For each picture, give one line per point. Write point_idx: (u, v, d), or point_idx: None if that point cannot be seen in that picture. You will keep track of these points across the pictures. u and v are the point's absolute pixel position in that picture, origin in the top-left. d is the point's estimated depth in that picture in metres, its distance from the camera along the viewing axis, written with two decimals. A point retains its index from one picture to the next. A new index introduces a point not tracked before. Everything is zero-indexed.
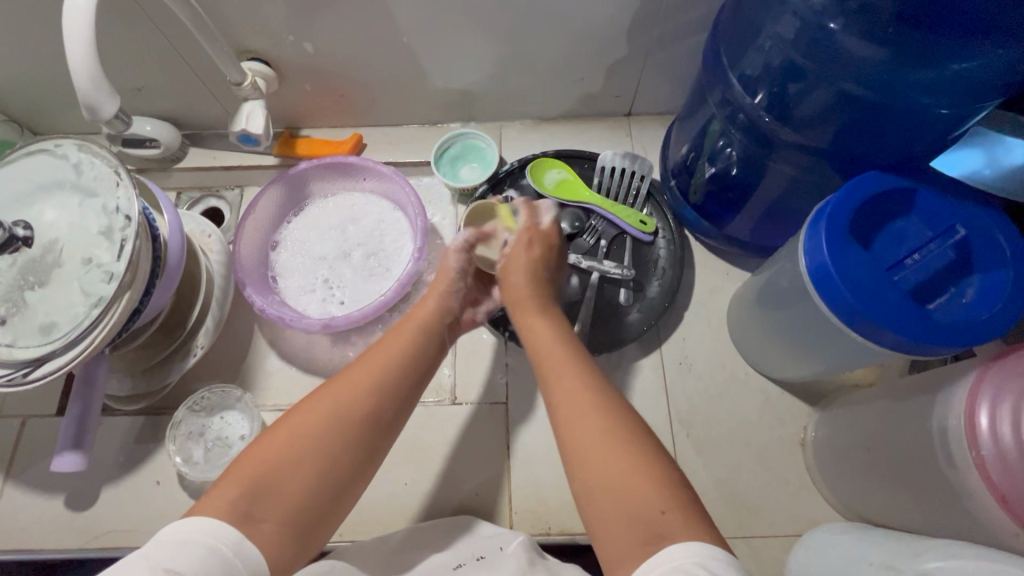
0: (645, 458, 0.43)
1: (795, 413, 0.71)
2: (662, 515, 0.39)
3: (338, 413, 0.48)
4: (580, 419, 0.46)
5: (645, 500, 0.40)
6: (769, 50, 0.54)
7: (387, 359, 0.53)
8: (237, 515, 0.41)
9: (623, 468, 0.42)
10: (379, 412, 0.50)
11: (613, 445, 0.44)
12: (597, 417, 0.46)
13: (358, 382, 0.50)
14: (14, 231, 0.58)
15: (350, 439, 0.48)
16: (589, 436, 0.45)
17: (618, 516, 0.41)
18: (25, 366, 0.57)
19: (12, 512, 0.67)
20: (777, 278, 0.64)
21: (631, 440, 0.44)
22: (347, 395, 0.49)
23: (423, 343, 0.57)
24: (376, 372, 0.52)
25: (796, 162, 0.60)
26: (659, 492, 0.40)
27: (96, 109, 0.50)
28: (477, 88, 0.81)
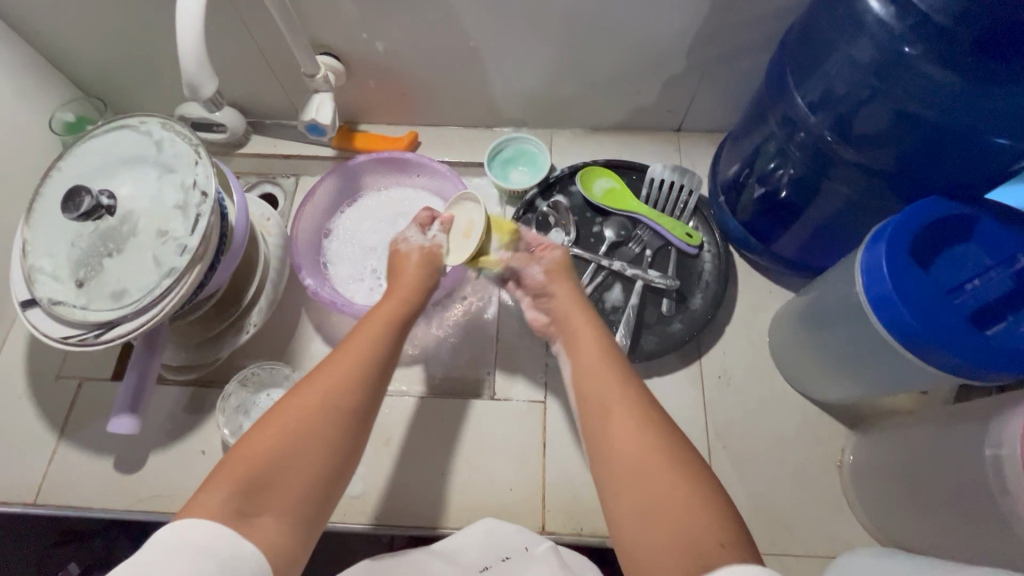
0: (685, 476, 0.44)
1: (832, 434, 0.71)
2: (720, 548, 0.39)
3: (315, 406, 0.48)
4: (620, 438, 0.48)
5: (703, 527, 0.40)
6: (834, 75, 0.56)
7: (357, 352, 0.53)
8: (229, 515, 0.42)
9: (670, 493, 0.43)
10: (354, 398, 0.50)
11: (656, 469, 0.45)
12: (640, 437, 0.47)
13: (332, 376, 0.51)
14: (100, 199, 0.61)
15: (332, 430, 0.48)
16: (644, 463, 0.45)
17: (669, 542, 0.41)
18: (97, 327, 0.60)
19: (64, 469, 0.70)
20: (824, 299, 0.64)
21: (688, 466, 0.45)
22: (322, 388, 0.50)
23: (388, 336, 0.56)
24: (349, 366, 0.52)
25: (854, 182, 0.61)
26: (713, 521, 0.41)
27: (197, 87, 0.52)
28: (534, 94, 0.84)
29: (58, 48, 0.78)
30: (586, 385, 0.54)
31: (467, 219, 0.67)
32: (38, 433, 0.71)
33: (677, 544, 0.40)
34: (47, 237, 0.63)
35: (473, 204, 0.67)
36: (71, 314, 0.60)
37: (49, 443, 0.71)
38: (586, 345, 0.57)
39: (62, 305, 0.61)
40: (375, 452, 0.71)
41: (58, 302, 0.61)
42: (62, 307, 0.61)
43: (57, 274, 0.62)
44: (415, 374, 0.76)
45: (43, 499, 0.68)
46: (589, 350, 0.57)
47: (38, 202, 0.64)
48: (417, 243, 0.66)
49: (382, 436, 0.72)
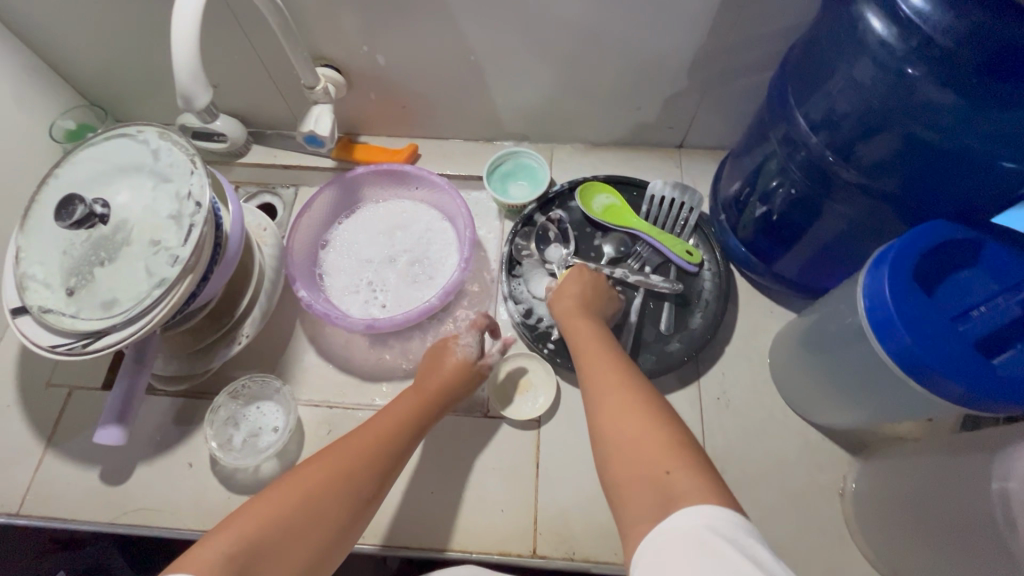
0: (644, 423, 0.47)
1: (834, 460, 0.69)
2: (668, 474, 0.42)
3: (331, 477, 0.50)
4: (603, 402, 0.51)
5: (655, 461, 0.44)
6: (837, 94, 0.55)
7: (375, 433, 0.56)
8: (229, 574, 0.41)
9: (630, 438, 0.46)
10: (366, 482, 0.52)
11: (623, 414, 0.49)
12: (613, 395, 0.51)
13: (350, 452, 0.53)
14: (93, 208, 0.61)
15: (340, 503, 0.49)
16: (614, 414, 0.49)
17: (633, 481, 0.44)
18: (85, 337, 0.59)
19: (49, 479, 0.68)
20: (827, 319, 0.63)
21: (656, 419, 0.48)
22: (343, 463, 0.52)
23: (410, 426, 0.59)
24: (367, 447, 0.54)
25: (857, 204, 0.59)
26: (667, 454, 0.44)
27: (191, 99, 0.50)
28: (534, 109, 0.83)
29: (61, 56, 0.79)
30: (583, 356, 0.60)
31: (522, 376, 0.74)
32: (25, 442, 0.70)
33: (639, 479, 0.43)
34: (40, 244, 0.63)
35: (531, 362, 0.74)
36: (60, 323, 0.60)
37: (36, 452, 0.70)
38: (580, 328, 0.64)
39: (51, 313, 0.60)
40: None
41: (49, 311, 0.60)
42: (52, 316, 0.60)
43: (49, 282, 0.61)
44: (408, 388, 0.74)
45: (26, 508, 0.67)
46: (581, 333, 0.63)
47: (33, 208, 0.64)
48: (469, 351, 0.69)
49: None
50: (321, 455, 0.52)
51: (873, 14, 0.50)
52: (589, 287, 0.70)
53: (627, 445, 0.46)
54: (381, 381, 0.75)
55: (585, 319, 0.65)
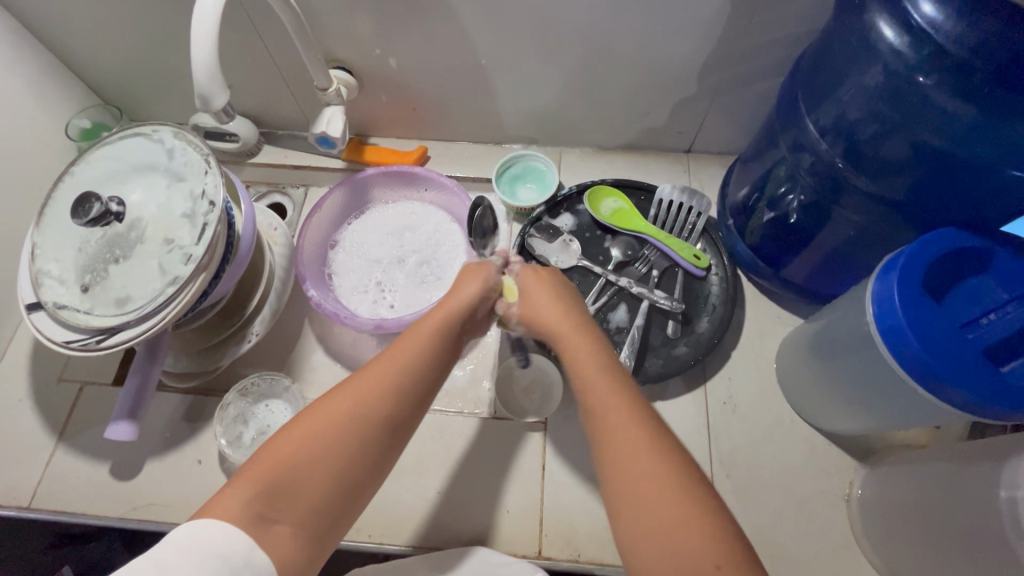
0: (686, 491, 0.43)
1: (840, 466, 0.69)
2: (717, 570, 0.39)
3: (353, 419, 0.46)
4: (626, 461, 0.45)
5: (693, 549, 0.40)
6: (848, 101, 0.55)
7: (399, 362, 0.50)
8: (252, 521, 0.42)
9: (667, 511, 0.42)
10: (396, 410, 0.48)
11: (658, 488, 0.43)
12: (641, 454, 0.45)
13: (373, 386, 0.48)
14: (109, 206, 0.61)
15: (368, 439, 0.47)
16: (644, 480, 0.44)
17: (668, 563, 0.41)
18: (98, 333, 0.60)
19: (60, 474, 0.69)
20: (834, 326, 0.63)
21: (696, 493, 0.43)
22: (367, 398, 0.48)
23: (440, 350, 0.52)
24: (390, 380, 0.49)
25: (866, 211, 0.60)
26: (709, 547, 0.40)
27: (209, 100, 0.50)
28: (543, 112, 0.84)
29: (78, 56, 0.80)
30: (582, 377, 0.51)
31: (527, 377, 0.75)
32: (36, 436, 0.71)
33: (672, 564, 0.41)
34: (56, 241, 0.63)
35: (533, 364, 0.76)
36: (74, 319, 0.60)
37: (47, 447, 0.70)
38: (583, 358, 0.52)
39: (66, 309, 0.61)
40: None
41: (63, 307, 0.61)
42: (66, 312, 0.61)
43: (63, 278, 0.62)
44: None
45: (37, 502, 0.68)
46: (587, 350, 0.53)
47: (49, 205, 0.65)
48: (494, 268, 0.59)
49: None
50: (344, 385, 0.48)
51: (883, 20, 0.50)
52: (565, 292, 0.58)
53: (659, 522, 0.42)
54: None
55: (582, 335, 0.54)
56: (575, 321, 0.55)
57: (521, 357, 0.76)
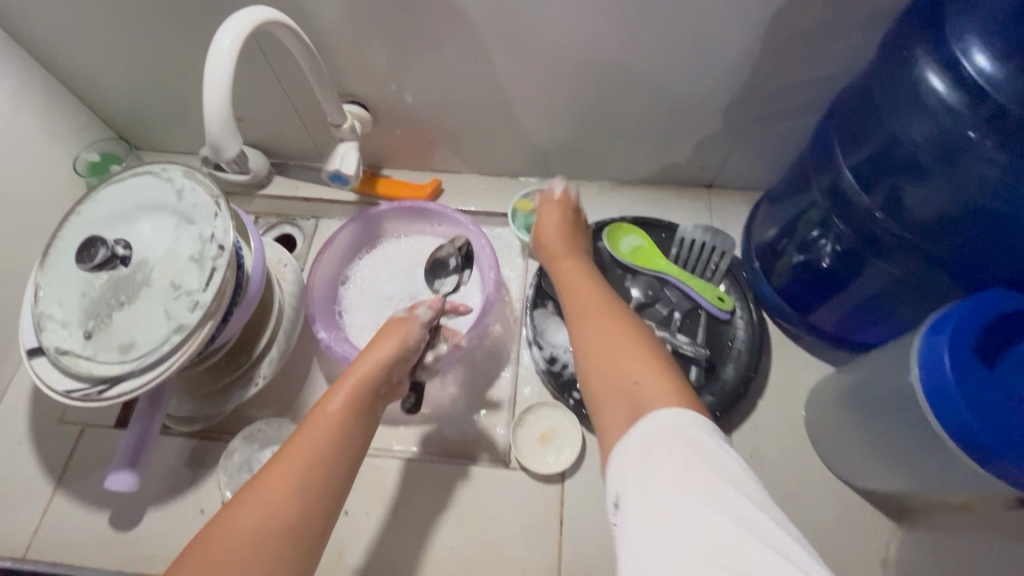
0: (637, 340, 0.48)
1: (875, 526, 0.65)
2: (638, 384, 0.44)
3: (259, 528, 0.42)
4: (587, 321, 0.53)
5: (639, 374, 0.45)
6: (888, 150, 0.53)
7: (311, 445, 0.48)
8: None
9: (623, 354, 0.47)
10: (315, 497, 0.45)
11: (618, 337, 0.49)
12: (608, 324, 0.51)
13: (281, 484, 0.45)
14: (115, 249, 0.59)
15: (288, 534, 0.43)
16: (605, 334, 0.50)
17: (616, 399, 0.44)
18: (102, 383, 0.57)
19: (57, 522, 0.67)
20: (873, 381, 0.60)
21: (650, 348, 0.48)
22: (281, 487, 0.44)
23: (353, 425, 0.52)
24: (293, 478, 0.45)
25: (903, 263, 0.57)
26: (645, 368, 0.45)
27: (220, 148, 0.48)
28: (560, 146, 0.82)
29: (89, 87, 0.79)
30: (570, 288, 0.59)
31: (544, 424, 0.72)
32: (34, 481, 0.68)
33: (617, 392, 0.45)
34: (60, 282, 0.61)
35: (551, 411, 0.72)
36: (77, 367, 0.58)
37: (45, 493, 0.68)
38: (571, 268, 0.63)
39: (68, 355, 0.59)
40: (382, 519, 0.68)
41: (65, 353, 0.59)
42: (68, 358, 0.59)
43: (66, 322, 0.60)
44: (427, 435, 0.72)
45: (33, 553, 0.65)
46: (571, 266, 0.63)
47: (54, 245, 0.63)
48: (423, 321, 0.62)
49: (390, 502, 0.69)
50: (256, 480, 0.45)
51: (933, 69, 0.47)
52: (569, 222, 0.71)
53: (610, 359, 0.47)
54: (400, 425, 0.73)
55: (571, 258, 0.66)
56: (573, 250, 0.67)
57: (537, 403, 0.72)
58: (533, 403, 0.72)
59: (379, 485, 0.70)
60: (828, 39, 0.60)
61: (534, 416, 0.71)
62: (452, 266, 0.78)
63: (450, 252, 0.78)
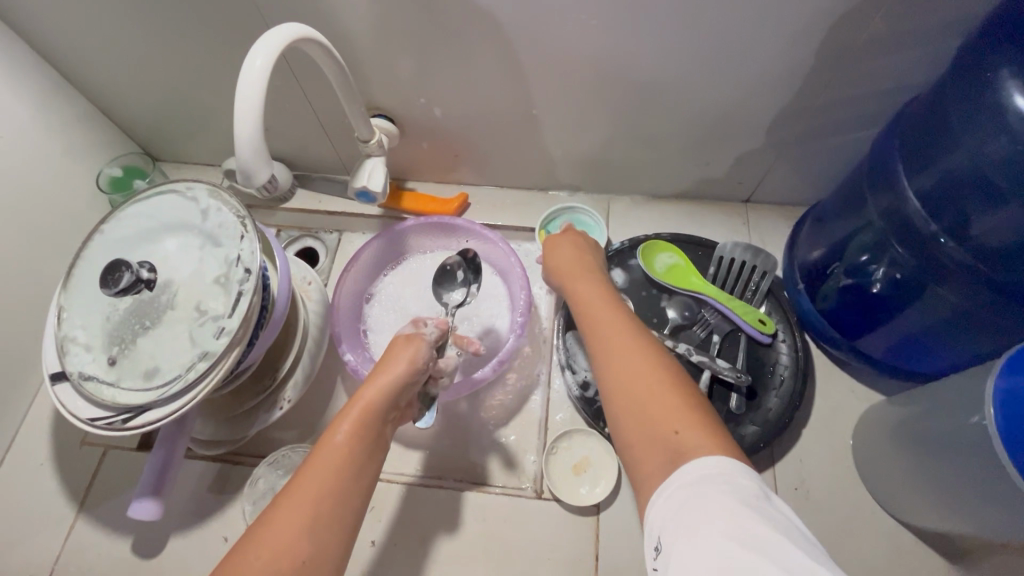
0: (667, 381, 0.45)
1: (930, 569, 0.61)
2: (677, 435, 0.40)
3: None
4: (613, 351, 0.49)
5: (668, 420, 0.42)
6: (957, 174, 0.49)
7: (321, 483, 0.45)
8: None
9: (651, 397, 0.44)
10: (330, 529, 0.44)
11: (643, 374, 0.46)
12: (632, 357, 0.47)
13: (289, 530, 0.42)
14: (139, 273, 0.57)
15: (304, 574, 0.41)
16: (631, 371, 0.46)
17: (649, 445, 0.41)
18: (126, 411, 0.56)
19: (80, 547, 0.65)
20: (931, 417, 0.56)
21: (677, 386, 0.44)
22: (293, 526, 0.42)
23: (363, 457, 0.49)
24: (305, 517, 0.43)
25: (969, 293, 0.53)
26: (682, 416, 0.42)
27: (252, 176, 0.46)
28: (592, 160, 0.79)
29: (112, 100, 0.77)
30: (588, 317, 0.55)
31: (578, 452, 0.69)
32: (57, 505, 0.67)
33: (649, 436, 0.42)
34: (83, 304, 0.60)
35: (584, 440, 0.69)
36: (100, 394, 0.56)
37: (68, 517, 0.67)
38: (587, 290, 0.59)
39: (91, 381, 0.57)
40: (409, 550, 0.65)
41: (88, 379, 0.57)
42: (91, 384, 0.57)
43: (90, 345, 0.58)
44: (455, 461, 0.70)
45: None
46: (588, 292, 0.58)
47: (77, 264, 0.62)
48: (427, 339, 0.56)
49: (417, 532, 0.67)
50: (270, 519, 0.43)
51: (1016, 87, 0.43)
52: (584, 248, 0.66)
53: (644, 401, 0.44)
54: (427, 450, 0.71)
55: (588, 275, 0.61)
56: (591, 271, 0.62)
57: (571, 430, 0.69)
58: (567, 431, 0.69)
59: (405, 514, 0.67)
60: (888, 53, 0.56)
61: (567, 444, 0.69)
62: (460, 278, 0.71)
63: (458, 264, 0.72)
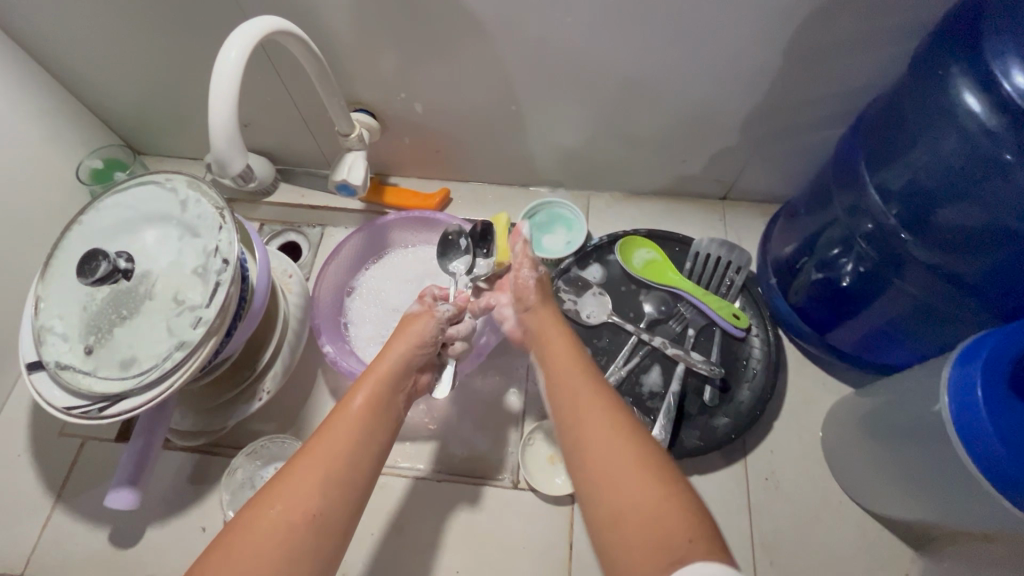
0: (656, 478, 0.41)
1: (894, 556, 0.63)
2: (688, 542, 0.36)
3: (283, 529, 0.41)
4: (591, 439, 0.45)
5: (671, 523, 0.38)
6: (919, 168, 0.51)
7: (334, 447, 0.46)
8: None
9: (644, 493, 0.40)
10: (348, 483, 0.45)
11: (632, 467, 0.42)
12: (619, 442, 0.44)
13: (306, 482, 0.43)
14: (117, 262, 0.58)
15: (320, 522, 0.42)
16: (616, 462, 0.42)
17: (646, 546, 0.37)
18: (102, 399, 0.56)
19: (57, 537, 0.65)
20: (894, 409, 0.58)
21: (669, 479, 0.41)
22: (311, 478, 0.44)
23: (374, 424, 0.50)
24: (321, 470, 0.44)
25: (932, 286, 0.55)
26: (685, 518, 0.38)
27: (226, 163, 0.47)
28: (572, 157, 0.80)
29: (94, 93, 0.78)
30: (565, 385, 0.52)
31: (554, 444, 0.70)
32: (34, 495, 0.67)
33: (648, 539, 0.37)
34: (60, 295, 0.60)
35: None
36: (77, 382, 0.57)
37: (45, 507, 0.67)
38: (564, 354, 0.55)
39: (68, 370, 0.57)
40: (387, 540, 0.66)
41: (65, 367, 0.57)
42: (68, 373, 0.57)
43: (67, 335, 0.59)
44: (434, 452, 0.71)
45: (31, 570, 0.64)
46: (562, 358, 0.55)
47: (55, 256, 0.62)
48: (439, 317, 0.59)
49: (394, 522, 0.67)
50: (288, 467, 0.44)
51: (966, 86, 0.45)
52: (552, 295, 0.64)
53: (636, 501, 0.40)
54: (405, 441, 0.72)
55: (565, 336, 0.58)
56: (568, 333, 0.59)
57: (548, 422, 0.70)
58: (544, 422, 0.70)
59: (385, 504, 0.68)
60: (854, 52, 0.58)
61: (544, 436, 0.70)
62: (462, 247, 0.70)
63: (459, 234, 0.71)
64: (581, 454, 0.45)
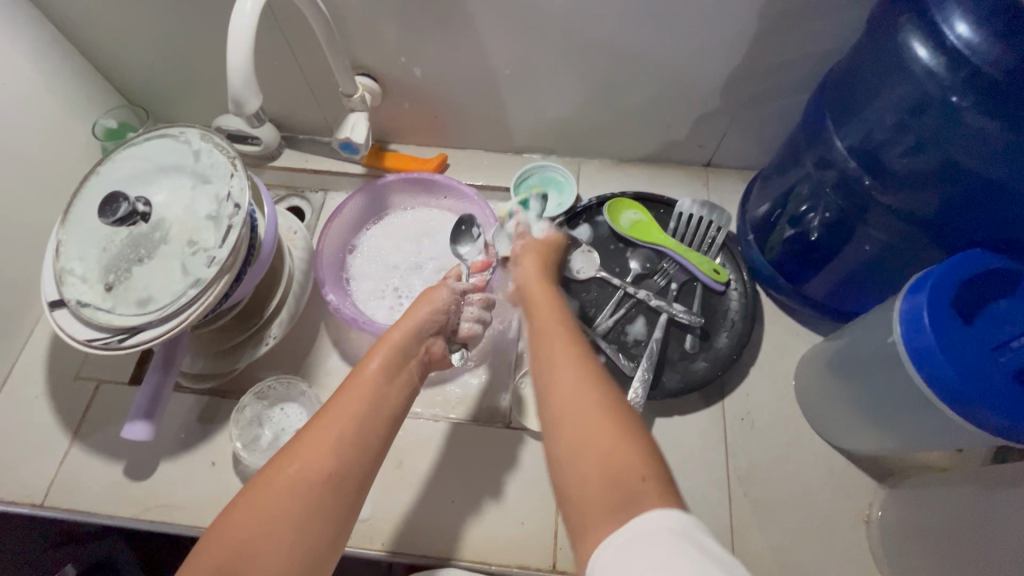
0: (619, 426, 0.42)
1: (859, 487, 0.68)
2: (645, 485, 0.38)
3: (297, 485, 0.44)
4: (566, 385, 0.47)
5: (631, 470, 0.39)
6: (877, 118, 0.56)
7: (344, 410, 0.49)
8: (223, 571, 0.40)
9: (608, 441, 0.42)
10: (355, 445, 0.48)
11: (600, 417, 0.43)
12: (591, 389, 0.46)
13: (315, 444, 0.46)
14: (136, 206, 0.62)
15: (331, 484, 0.45)
16: (586, 409, 0.44)
17: (603, 485, 0.40)
18: (121, 332, 0.60)
19: (74, 471, 0.69)
20: (855, 346, 0.63)
21: (633, 427, 0.42)
22: (317, 444, 0.46)
23: (384, 388, 0.52)
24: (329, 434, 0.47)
25: (892, 229, 0.59)
26: (641, 464, 0.40)
27: (243, 103, 0.51)
28: (564, 124, 0.84)
29: (107, 57, 0.81)
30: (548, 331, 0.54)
31: None
32: (51, 433, 0.71)
33: (607, 482, 0.40)
34: (80, 239, 0.64)
35: None
36: (97, 318, 0.60)
37: (62, 445, 0.70)
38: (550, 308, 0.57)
39: (88, 307, 0.61)
40: (386, 474, 0.70)
41: (86, 305, 0.61)
42: (89, 310, 0.61)
43: (87, 277, 0.62)
44: (431, 396, 0.75)
45: (49, 500, 0.68)
46: (547, 311, 0.57)
47: (74, 205, 0.66)
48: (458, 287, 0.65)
49: (394, 459, 0.71)
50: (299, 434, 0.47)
51: (918, 39, 0.51)
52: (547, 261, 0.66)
53: (599, 445, 0.42)
54: None
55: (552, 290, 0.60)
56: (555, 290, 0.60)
57: None
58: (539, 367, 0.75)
59: None
60: (825, 15, 0.62)
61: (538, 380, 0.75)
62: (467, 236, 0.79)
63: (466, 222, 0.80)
64: (551, 405, 0.47)
